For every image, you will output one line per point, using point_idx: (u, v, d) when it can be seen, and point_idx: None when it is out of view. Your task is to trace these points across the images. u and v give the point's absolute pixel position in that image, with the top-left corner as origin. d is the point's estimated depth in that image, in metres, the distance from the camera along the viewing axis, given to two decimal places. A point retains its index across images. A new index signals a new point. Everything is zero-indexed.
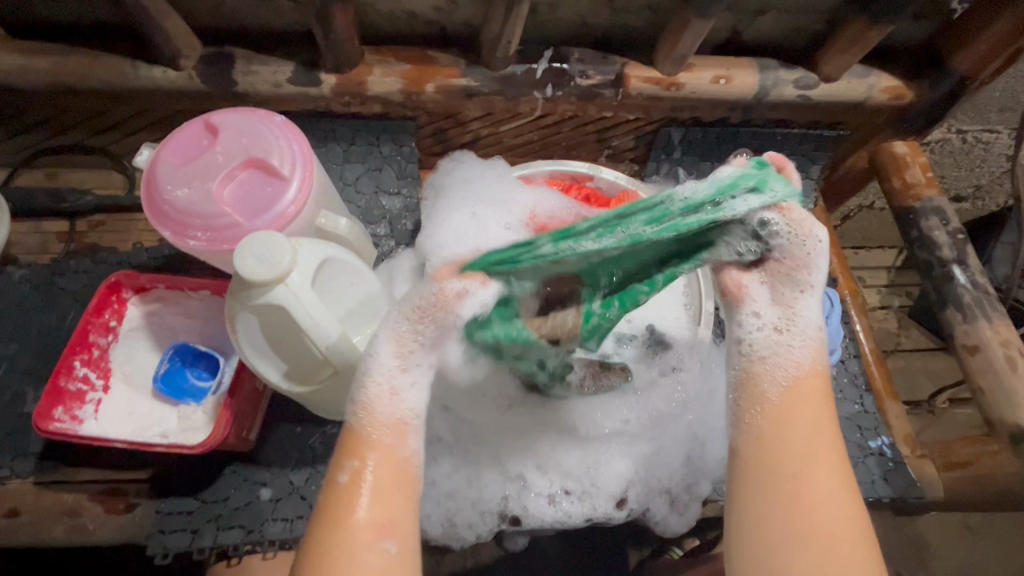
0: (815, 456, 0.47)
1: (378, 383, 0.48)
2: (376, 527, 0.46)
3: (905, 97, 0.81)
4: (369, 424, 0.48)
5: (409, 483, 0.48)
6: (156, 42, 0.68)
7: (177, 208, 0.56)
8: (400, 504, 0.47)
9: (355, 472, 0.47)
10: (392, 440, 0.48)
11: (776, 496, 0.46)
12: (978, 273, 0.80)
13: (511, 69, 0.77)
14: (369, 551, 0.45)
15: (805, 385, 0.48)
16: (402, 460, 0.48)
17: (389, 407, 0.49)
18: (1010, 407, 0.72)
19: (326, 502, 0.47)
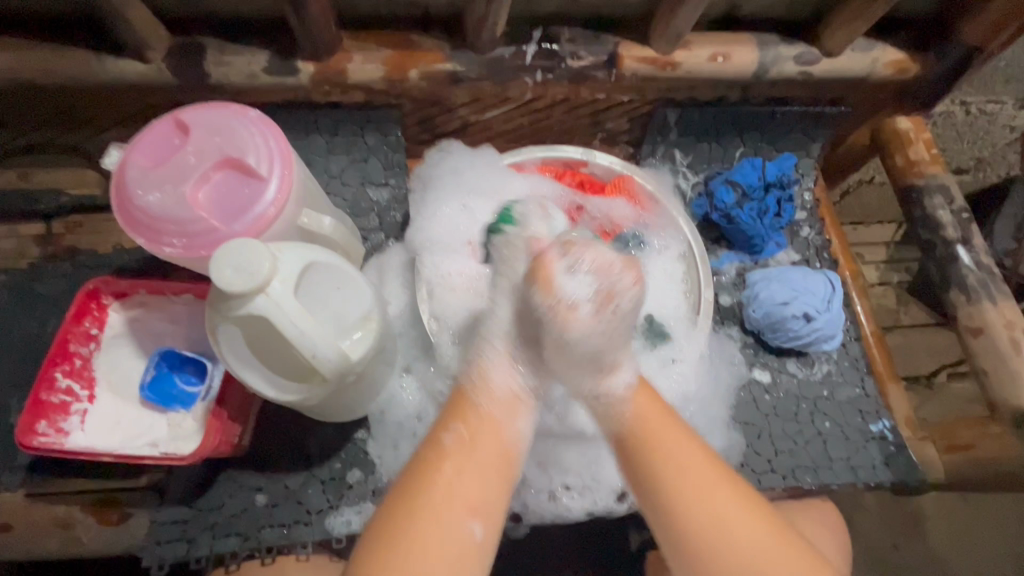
0: (668, 462, 0.54)
1: (495, 359, 0.57)
2: (468, 507, 0.51)
3: (909, 71, 0.78)
4: (484, 396, 0.56)
5: (508, 458, 0.55)
6: (121, 34, 0.64)
7: (149, 214, 0.53)
8: (493, 489, 0.53)
9: (459, 437, 0.54)
10: (504, 413, 0.56)
11: (661, 514, 0.54)
12: (982, 252, 0.78)
13: (499, 52, 0.73)
14: (457, 523, 0.50)
15: (648, 450, 0.55)
16: (499, 450, 0.55)
17: (506, 381, 0.57)
18: (1013, 389, 0.71)
19: (418, 461, 0.53)
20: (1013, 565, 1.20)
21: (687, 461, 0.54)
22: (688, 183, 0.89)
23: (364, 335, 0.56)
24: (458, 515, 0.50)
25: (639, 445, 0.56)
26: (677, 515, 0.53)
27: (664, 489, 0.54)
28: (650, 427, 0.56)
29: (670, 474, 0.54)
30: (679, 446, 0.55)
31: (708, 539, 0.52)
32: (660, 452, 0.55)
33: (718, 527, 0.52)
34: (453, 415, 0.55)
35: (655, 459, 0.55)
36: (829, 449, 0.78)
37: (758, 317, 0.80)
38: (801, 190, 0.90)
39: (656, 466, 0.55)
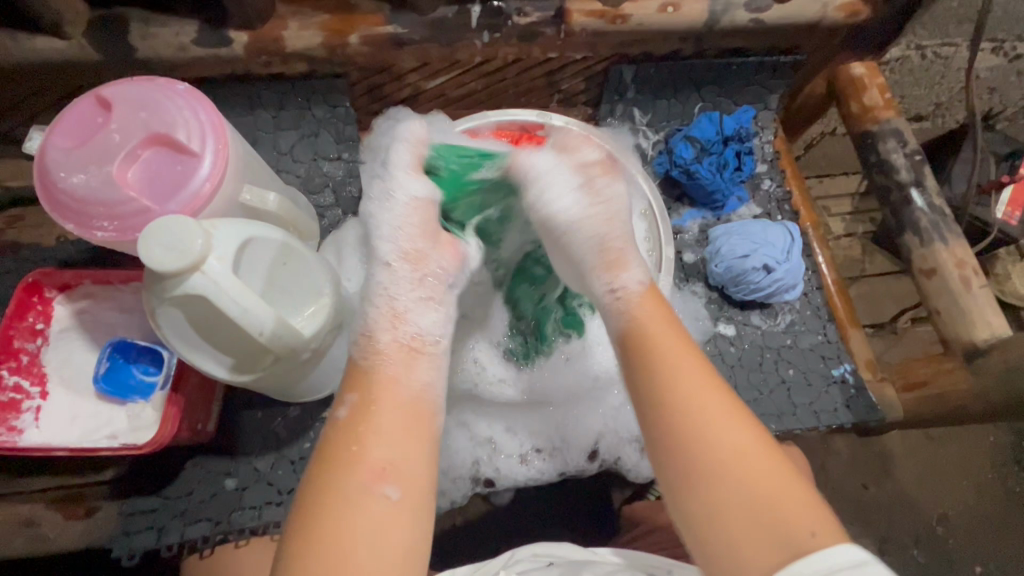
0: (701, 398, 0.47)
1: (380, 312, 0.52)
2: (378, 473, 0.44)
3: (861, 14, 0.76)
4: (372, 354, 0.50)
5: (424, 418, 0.48)
6: (32, 8, 0.60)
7: (76, 197, 0.50)
8: (407, 451, 0.46)
9: (356, 405, 0.47)
10: (401, 369, 0.49)
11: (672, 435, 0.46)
12: (935, 194, 0.79)
13: (441, 12, 0.70)
14: (369, 494, 0.43)
15: (648, 354, 0.49)
16: (414, 396, 0.48)
17: (392, 334, 0.50)
18: (964, 325, 0.73)
19: (325, 438, 0.46)
20: (974, 495, 1.26)
21: (683, 377, 0.48)
22: (648, 141, 0.87)
23: (316, 311, 0.55)
24: (364, 484, 0.43)
25: (644, 351, 0.50)
26: (678, 417, 0.46)
27: (663, 415, 0.47)
28: (646, 328, 0.51)
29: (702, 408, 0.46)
30: (672, 351, 0.49)
31: (707, 461, 0.45)
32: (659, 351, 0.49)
33: (716, 462, 0.44)
34: (347, 385, 0.48)
35: (661, 384, 0.48)
36: (793, 396, 0.79)
37: (720, 271, 0.80)
38: (761, 143, 0.90)
39: (672, 416, 0.47)
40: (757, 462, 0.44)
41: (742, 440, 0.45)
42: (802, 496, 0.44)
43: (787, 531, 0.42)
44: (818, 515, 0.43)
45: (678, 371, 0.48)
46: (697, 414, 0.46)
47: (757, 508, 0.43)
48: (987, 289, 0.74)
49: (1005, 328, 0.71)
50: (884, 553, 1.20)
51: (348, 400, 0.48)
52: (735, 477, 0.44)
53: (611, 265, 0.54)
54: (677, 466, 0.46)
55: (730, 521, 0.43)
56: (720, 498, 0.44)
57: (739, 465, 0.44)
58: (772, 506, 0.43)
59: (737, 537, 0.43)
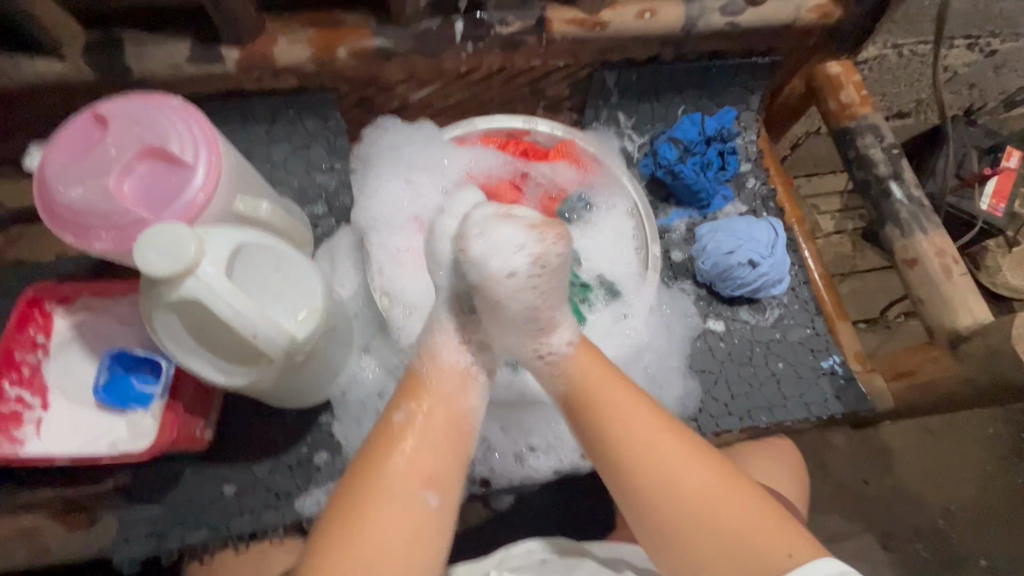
0: (655, 445, 0.50)
1: (444, 335, 0.53)
2: (424, 475, 0.49)
3: (832, 16, 0.79)
4: (433, 370, 0.53)
5: (462, 437, 0.52)
6: (33, 33, 0.63)
7: (74, 210, 0.52)
8: (446, 456, 0.51)
9: (412, 415, 0.51)
10: (455, 388, 0.53)
11: (636, 478, 0.50)
12: (913, 186, 0.80)
13: (426, 24, 0.72)
14: (414, 494, 0.48)
15: (595, 405, 0.52)
16: (453, 414, 0.52)
17: (456, 356, 0.53)
18: (948, 312, 0.74)
19: (374, 439, 0.51)
20: (976, 488, 1.26)
21: (639, 428, 0.50)
22: (634, 144, 0.90)
23: (309, 314, 0.56)
24: (410, 486, 0.48)
25: (588, 407, 0.53)
26: (637, 462, 0.50)
27: (628, 465, 0.50)
28: (592, 394, 0.53)
29: (655, 457, 0.50)
30: (621, 398, 0.52)
31: (665, 501, 0.49)
32: (602, 411, 0.52)
33: (670, 501, 0.49)
34: (405, 394, 0.52)
35: (615, 445, 0.51)
36: (783, 388, 0.81)
37: (707, 268, 0.82)
38: (744, 143, 0.92)
39: (630, 457, 0.50)
40: (710, 489, 0.49)
41: (693, 469, 0.49)
42: (773, 515, 0.48)
43: (754, 553, 0.46)
44: (793, 536, 0.47)
45: (623, 424, 0.51)
46: (646, 469, 0.49)
47: (718, 537, 0.47)
48: (968, 277, 0.75)
49: (985, 314, 0.72)
50: (887, 548, 1.20)
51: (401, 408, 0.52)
52: (691, 501, 0.48)
53: (542, 329, 0.53)
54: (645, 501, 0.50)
55: (703, 550, 0.48)
56: (682, 528, 0.48)
57: (690, 496, 0.48)
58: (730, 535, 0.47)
59: (696, 550, 0.48)
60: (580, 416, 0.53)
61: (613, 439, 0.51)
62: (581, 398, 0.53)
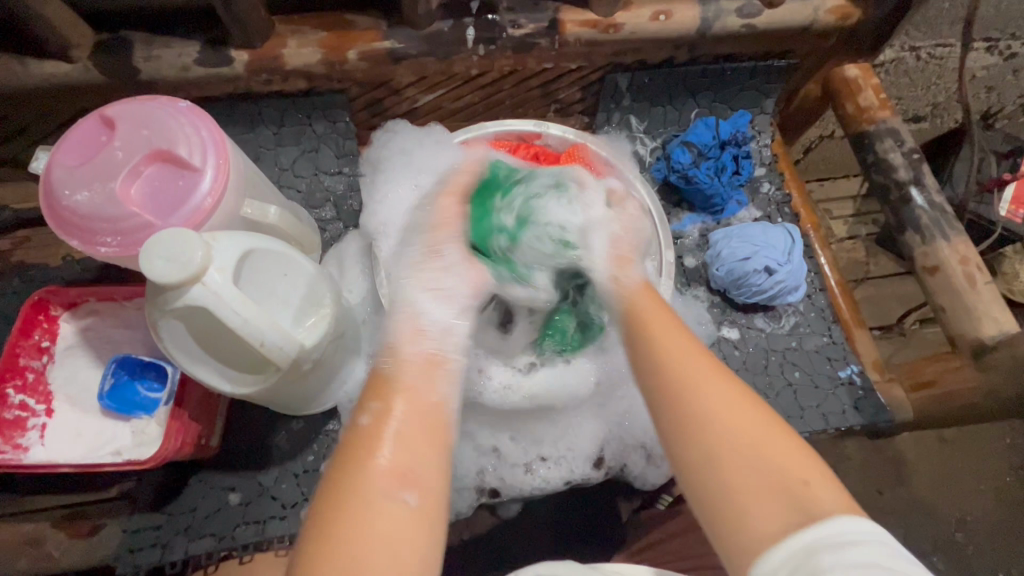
0: (697, 376, 0.47)
1: (407, 326, 0.54)
2: (398, 476, 0.44)
3: (852, 17, 0.78)
4: (397, 367, 0.51)
5: (441, 430, 0.48)
6: (40, 34, 0.62)
7: (79, 214, 0.51)
8: (426, 455, 0.46)
9: (378, 414, 0.47)
10: (422, 377, 0.50)
11: (673, 412, 0.47)
12: (935, 192, 0.78)
13: (437, 26, 0.71)
14: (387, 495, 0.42)
15: (645, 333, 0.51)
16: (428, 407, 0.49)
17: (421, 346, 0.52)
18: (972, 322, 0.72)
19: (343, 454, 0.45)
20: (993, 500, 1.23)
21: (679, 353, 0.49)
22: (646, 148, 0.88)
23: (317, 322, 0.55)
24: (386, 485, 0.43)
25: (640, 329, 0.52)
26: (684, 406, 0.46)
27: (674, 393, 0.47)
28: (641, 313, 0.53)
29: (697, 380, 0.47)
30: (676, 342, 0.49)
31: (701, 424, 0.45)
32: (652, 338, 0.50)
33: (707, 422, 0.45)
34: (370, 394, 0.49)
35: (658, 354, 0.49)
36: (800, 398, 0.79)
37: (721, 274, 0.80)
38: (759, 147, 0.90)
39: (669, 366, 0.48)
40: (758, 435, 0.44)
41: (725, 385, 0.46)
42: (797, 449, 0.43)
43: (788, 490, 0.41)
44: (820, 474, 0.42)
45: (661, 333, 0.50)
46: (689, 379, 0.47)
47: (760, 479, 0.42)
48: (992, 285, 0.73)
49: (1012, 324, 0.70)
50: None
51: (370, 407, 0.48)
52: (733, 442, 0.44)
53: (617, 259, 0.59)
54: (686, 437, 0.45)
55: (749, 504, 0.42)
56: (722, 458, 0.44)
57: (727, 419, 0.45)
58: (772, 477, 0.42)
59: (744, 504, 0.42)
60: (632, 334, 0.52)
61: (659, 361, 0.49)
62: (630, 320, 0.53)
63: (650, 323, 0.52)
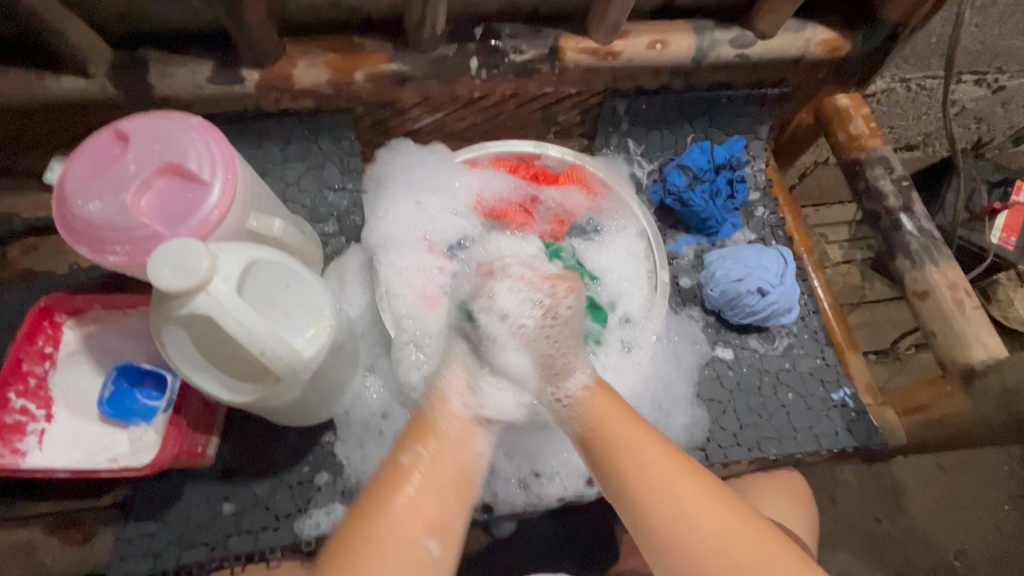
0: (651, 474, 0.53)
1: (455, 379, 0.62)
2: (424, 524, 0.52)
3: (841, 50, 0.80)
4: (440, 415, 0.60)
5: (466, 482, 0.57)
6: (60, 51, 0.64)
7: (90, 223, 0.53)
8: (452, 507, 0.55)
9: (418, 457, 0.56)
10: (462, 434, 0.59)
11: (630, 506, 0.54)
12: (924, 219, 0.81)
13: (442, 50, 0.74)
14: (414, 540, 0.51)
15: (610, 439, 0.56)
16: (466, 461, 0.58)
17: (466, 404, 0.61)
18: (961, 346, 0.74)
19: (379, 484, 0.54)
20: (992, 529, 1.22)
21: (640, 457, 0.54)
22: (644, 171, 0.90)
23: (316, 333, 0.56)
24: (411, 531, 0.51)
25: (606, 449, 0.56)
26: (646, 510, 0.52)
27: (637, 501, 0.53)
28: (609, 423, 0.57)
29: (657, 487, 0.52)
30: (626, 429, 0.56)
31: (669, 521, 0.51)
32: (621, 432, 0.56)
33: (673, 530, 0.51)
34: (412, 438, 0.58)
35: (626, 462, 0.55)
36: (792, 420, 0.79)
37: (715, 295, 0.81)
38: (754, 171, 0.92)
39: (626, 468, 0.54)
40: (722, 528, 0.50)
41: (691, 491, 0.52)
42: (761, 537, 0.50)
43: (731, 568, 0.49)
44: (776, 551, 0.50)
45: (633, 441, 0.55)
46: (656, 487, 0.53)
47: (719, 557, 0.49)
48: (981, 311, 0.75)
49: (1000, 349, 0.72)
50: None
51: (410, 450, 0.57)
52: (683, 527, 0.51)
53: (557, 373, 0.61)
54: (640, 526, 0.53)
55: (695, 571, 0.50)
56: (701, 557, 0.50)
57: (686, 519, 0.51)
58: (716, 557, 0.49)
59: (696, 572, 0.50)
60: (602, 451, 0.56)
61: (620, 468, 0.55)
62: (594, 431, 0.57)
63: (620, 447, 0.55)
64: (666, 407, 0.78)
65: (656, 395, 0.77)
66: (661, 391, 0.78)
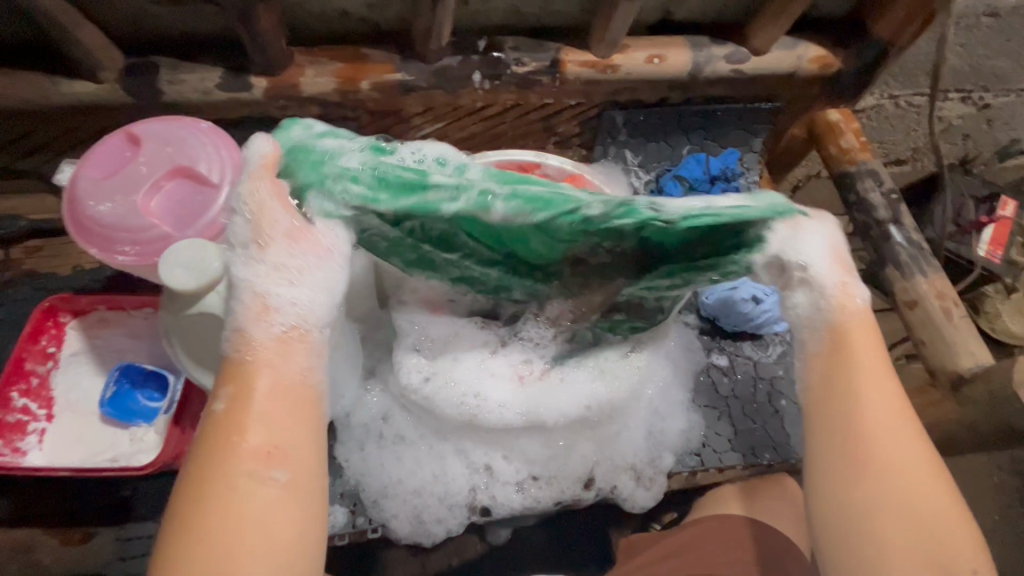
0: (891, 424, 0.50)
1: (247, 306, 0.45)
2: (263, 456, 0.42)
3: (832, 66, 0.83)
4: (250, 356, 0.45)
5: (303, 405, 0.45)
6: (74, 56, 0.66)
7: (101, 223, 0.54)
8: (291, 429, 0.44)
9: (234, 398, 0.44)
10: (277, 360, 0.45)
11: (843, 436, 0.50)
12: (913, 231, 0.84)
13: (447, 61, 0.76)
14: (251, 479, 0.41)
15: (853, 364, 0.52)
16: (290, 382, 0.45)
17: (266, 328, 0.45)
18: (949, 355, 0.76)
19: (209, 433, 0.44)
20: (982, 538, 1.23)
21: (879, 402, 0.50)
22: (641, 181, 0.90)
23: None
24: (249, 468, 0.41)
25: (846, 358, 0.52)
26: (870, 449, 0.49)
27: (864, 435, 0.50)
28: (854, 348, 0.53)
29: (883, 435, 0.49)
30: (875, 364, 0.52)
31: (890, 475, 0.48)
32: (864, 365, 0.52)
33: (893, 493, 0.48)
34: (220, 380, 0.44)
35: (860, 388, 0.51)
36: (787, 426, 0.79)
37: (711, 302, 0.83)
38: (748, 183, 0.91)
39: (857, 402, 0.51)
40: (939, 511, 0.47)
41: (915, 460, 0.49)
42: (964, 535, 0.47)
43: (937, 550, 0.46)
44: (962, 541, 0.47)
45: (870, 394, 0.51)
46: (883, 443, 0.49)
47: (915, 530, 0.47)
48: (968, 320, 0.78)
49: (987, 358, 0.75)
50: None
51: (226, 393, 0.45)
52: (900, 485, 0.48)
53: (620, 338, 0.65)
54: (847, 455, 0.50)
55: (886, 529, 0.47)
56: (891, 523, 0.47)
57: (901, 497, 0.48)
58: (917, 527, 0.47)
59: (886, 537, 0.47)
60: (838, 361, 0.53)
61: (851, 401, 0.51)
62: (840, 342, 0.53)
63: (865, 398, 0.50)
64: (662, 413, 0.76)
65: (653, 399, 0.75)
66: (659, 396, 0.76)
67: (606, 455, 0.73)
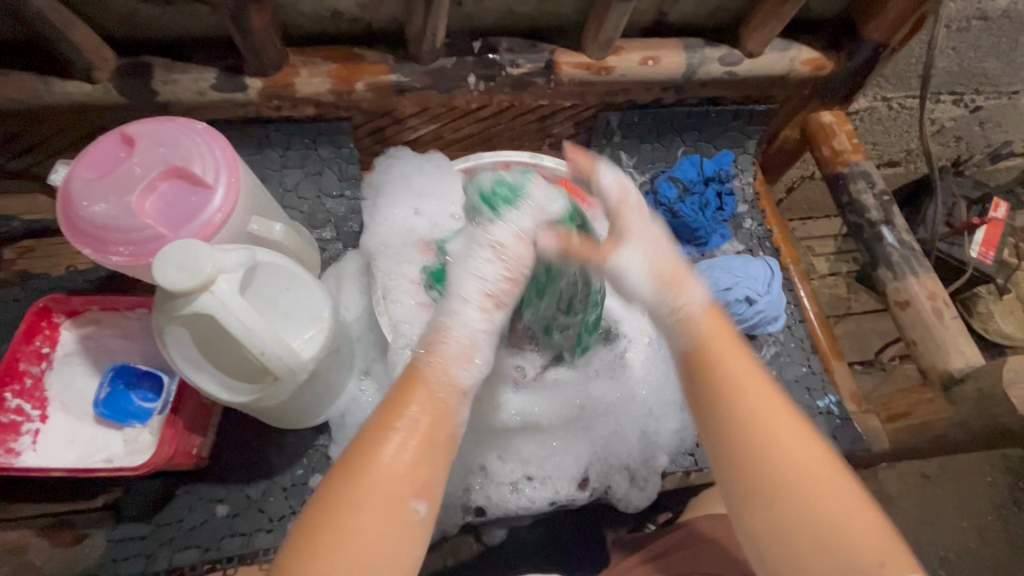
0: (773, 424, 0.46)
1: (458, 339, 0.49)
2: (411, 487, 0.43)
3: (825, 69, 0.84)
4: (432, 375, 0.48)
5: (444, 448, 0.46)
6: (67, 56, 0.66)
7: (95, 224, 0.54)
8: (436, 471, 0.45)
9: (410, 428, 0.45)
10: (449, 398, 0.48)
11: (749, 439, 0.46)
12: (904, 232, 0.84)
13: (441, 62, 0.76)
14: (400, 505, 0.43)
15: (719, 371, 0.49)
16: (438, 421, 0.47)
17: (454, 349, 0.49)
18: (941, 355, 0.77)
19: (351, 451, 0.44)
20: (975, 538, 1.24)
21: (760, 403, 0.47)
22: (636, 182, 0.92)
23: (315, 334, 0.57)
24: (398, 496, 0.42)
25: (705, 366, 0.49)
26: (766, 449, 0.45)
27: (742, 445, 0.46)
28: (716, 353, 0.50)
29: (775, 439, 0.46)
30: (740, 366, 0.49)
31: (776, 480, 0.45)
32: (729, 369, 0.49)
33: (798, 508, 0.44)
34: (405, 398, 0.46)
35: (730, 395, 0.48)
36: None
37: None
38: (743, 185, 0.95)
39: (725, 406, 0.47)
40: (842, 512, 0.43)
41: (809, 452, 0.45)
42: (875, 526, 0.44)
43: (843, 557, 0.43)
44: (883, 540, 0.43)
45: (754, 394, 0.47)
46: (778, 455, 0.45)
47: (814, 533, 0.43)
48: (959, 320, 0.78)
49: (978, 358, 0.75)
50: None
51: (405, 420, 0.46)
52: (801, 493, 0.44)
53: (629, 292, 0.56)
54: (732, 463, 0.47)
55: (797, 543, 0.44)
56: (797, 534, 0.44)
57: (815, 505, 0.44)
58: (831, 535, 0.43)
59: (796, 555, 0.44)
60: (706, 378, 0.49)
61: (735, 404, 0.47)
62: (702, 352, 0.50)
63: (746, 399, 0.47)
64: (656, 414, 0.75)
65: (648, 400, 0.75)
66: (653, 396, 0.75)
67: (600, 456, 0.73)
